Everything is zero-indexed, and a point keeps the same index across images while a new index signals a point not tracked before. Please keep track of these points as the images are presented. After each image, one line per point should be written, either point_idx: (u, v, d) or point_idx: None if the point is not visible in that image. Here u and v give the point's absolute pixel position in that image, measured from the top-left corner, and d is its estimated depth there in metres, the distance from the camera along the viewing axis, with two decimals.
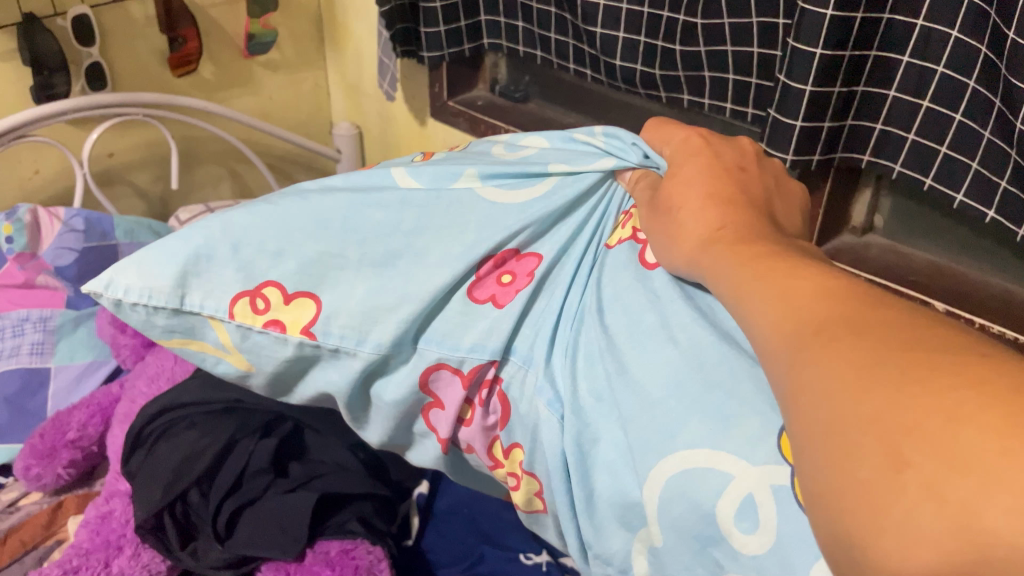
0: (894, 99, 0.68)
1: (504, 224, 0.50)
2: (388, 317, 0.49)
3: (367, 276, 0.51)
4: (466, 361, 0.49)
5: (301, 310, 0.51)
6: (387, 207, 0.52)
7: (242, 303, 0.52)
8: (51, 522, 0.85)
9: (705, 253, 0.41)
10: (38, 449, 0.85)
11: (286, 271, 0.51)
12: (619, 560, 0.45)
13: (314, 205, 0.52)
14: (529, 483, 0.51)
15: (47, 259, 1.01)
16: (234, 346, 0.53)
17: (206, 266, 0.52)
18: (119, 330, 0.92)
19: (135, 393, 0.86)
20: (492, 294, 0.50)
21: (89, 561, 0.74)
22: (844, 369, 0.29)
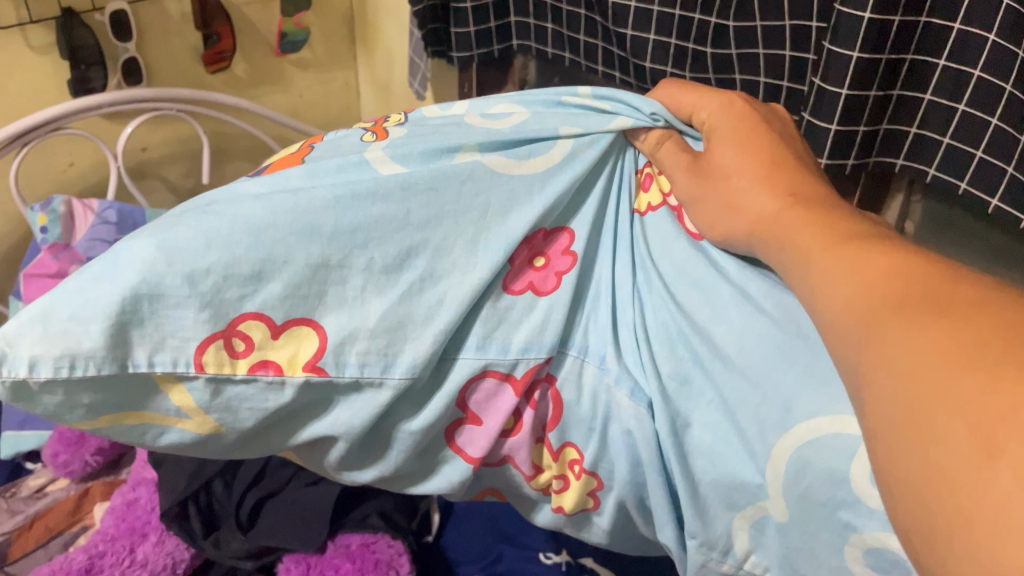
0: (930, 103, 0.68)
1: (540, 200, 0.49)
2: (421, 332, 0.46)
3: (381, 289, 0.47)
4: (519, 364, 0.47)
5: (301, 341, 0.46)
6: (388, 198, 0.47)
7: (213, 350, 0.44)
8: (77, 509, 0.85)
9: (774, 230, 0.41)
10: (67, 436, 0.87)
11: (272, 298, 0.45)
12: (722, 542, 0.44)
13: (291, 204, 0.46)
14: (586, 481, 0.49)
15: (81, 250, 1.00)
16: (198, 407, 0.45)
17: (152, 310, 0.43)
18: None
19: None
20: (529, 282, 0.49)
21: (115, 547, 0.75)
22: (933, 332, 0.28)
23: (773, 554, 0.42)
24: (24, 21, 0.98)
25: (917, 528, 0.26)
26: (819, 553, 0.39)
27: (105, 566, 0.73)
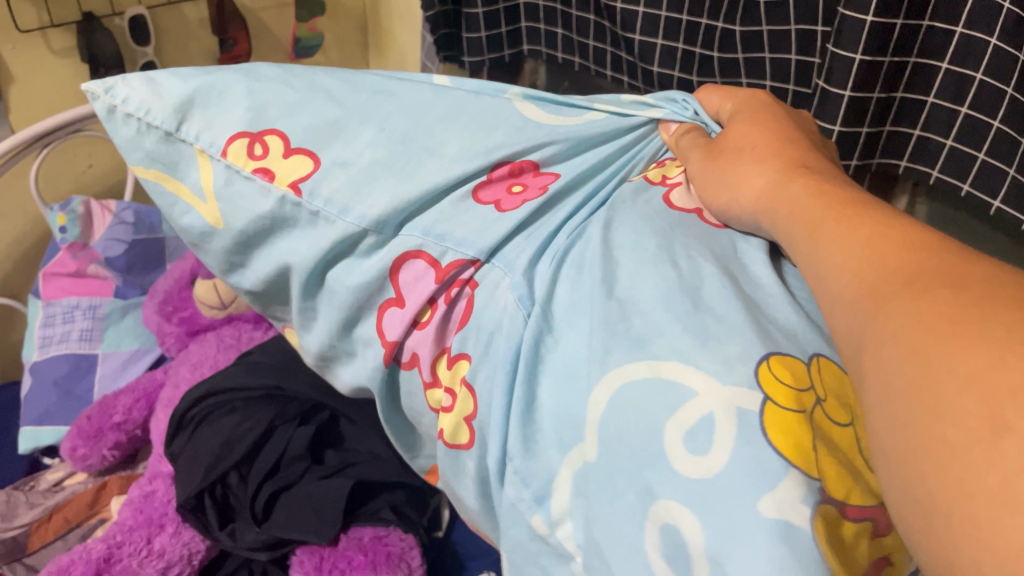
0: (933, 105, 0.69)
1: (534, 136, 0.50)
2: (381, 192, 0.48)
3: (378, 148, 0.49)
4: (449, 253, 0.46)
5: (295, 164, 0.50)
6: (422, 92, 0.53)
7: (239, 144, 0.51)
8: (96, 501, 0.87)
9: (777, 198, 0.40)
10: (85, 430, 0.89)
11: (295, 127, 0.51)
12: (540, 483, 0.41)
13: (353, 83, 0.53)
14: (464, 402, 0.46)
15: (98, 250, 1.04)
16: (214, 191, 0.52)
17: (215, 100, 0.52)
18: (165, 320, 0.95)
19: (179, 379, 0.89)
20: (496, 199, 0.47)
21: (133, 537, 0.77)
22: (948, 311, 0.28)
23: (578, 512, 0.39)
24: (45, 25, 1.00)
25: (918, 511, 0.25)
26: (617, 523, 0.36)
27: (124, 555, 0.75)
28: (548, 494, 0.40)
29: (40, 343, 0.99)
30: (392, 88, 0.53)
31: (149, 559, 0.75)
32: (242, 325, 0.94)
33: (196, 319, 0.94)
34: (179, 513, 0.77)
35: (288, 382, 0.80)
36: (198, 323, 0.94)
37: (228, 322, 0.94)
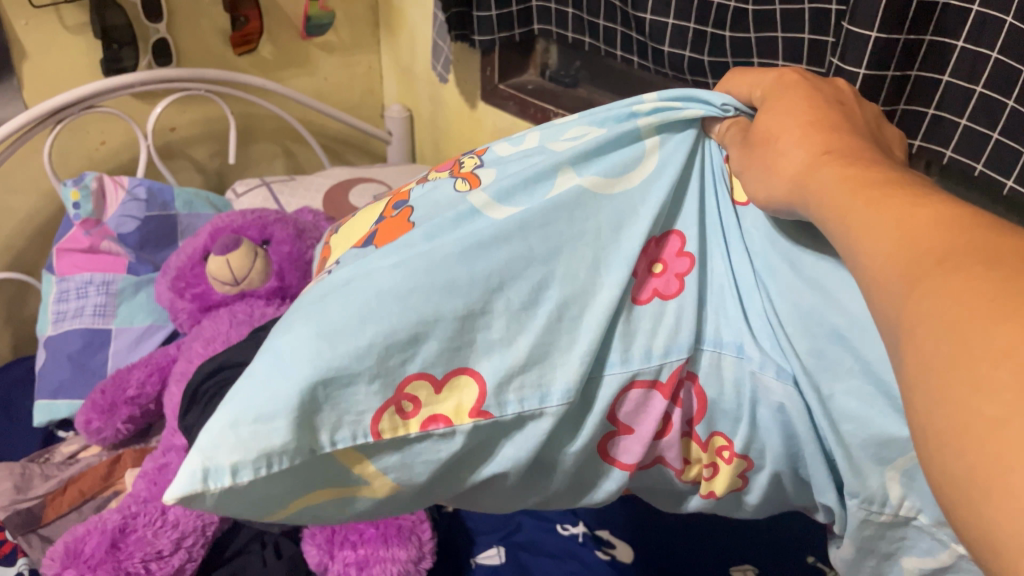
0: (948, 84, 0.69)
1: (639, 218, 0.48)
2: (567, 358, 0.44)
3: (523, 325, 0.44)
4: (665, 367, 0.46)
5: (466, 393, 0.43)
6: (509, 241, 0.46)
7: (385, 416, 0.42)
8: (110, 474, 0.88)
9: (810, 178, 0.40)
10: (99, 403, 0.90)
11: (431, 352, 0.43)
12: (879, 498, 0.43)
13: (425, 264, 0.45)
14: (736, 464, 0.48)
15: (111, 226, 1.04)
16: (382, 469, 0.43)
17: (329, 391, 0.41)
18: (177, 296, 0.96)
19: (192, 354, 0.90)
20: (653, 290, 0.47)
21: (147, 509, 0.77)
22: (977, 292, 0.27)
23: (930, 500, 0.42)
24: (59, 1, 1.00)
25: (952, 484, 0.25)
26: None
27: (138, 525, 0.76)
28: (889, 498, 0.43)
29: (54, 318, 1.00)
30: (471, 252, 0.45)
31: (164, 530, 0.75)
32: (254, 301, 0.95)
33: (208, 295, 0.95)
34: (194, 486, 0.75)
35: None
36: (211, 299, 0.95)
37: (241, 298, 0.95)
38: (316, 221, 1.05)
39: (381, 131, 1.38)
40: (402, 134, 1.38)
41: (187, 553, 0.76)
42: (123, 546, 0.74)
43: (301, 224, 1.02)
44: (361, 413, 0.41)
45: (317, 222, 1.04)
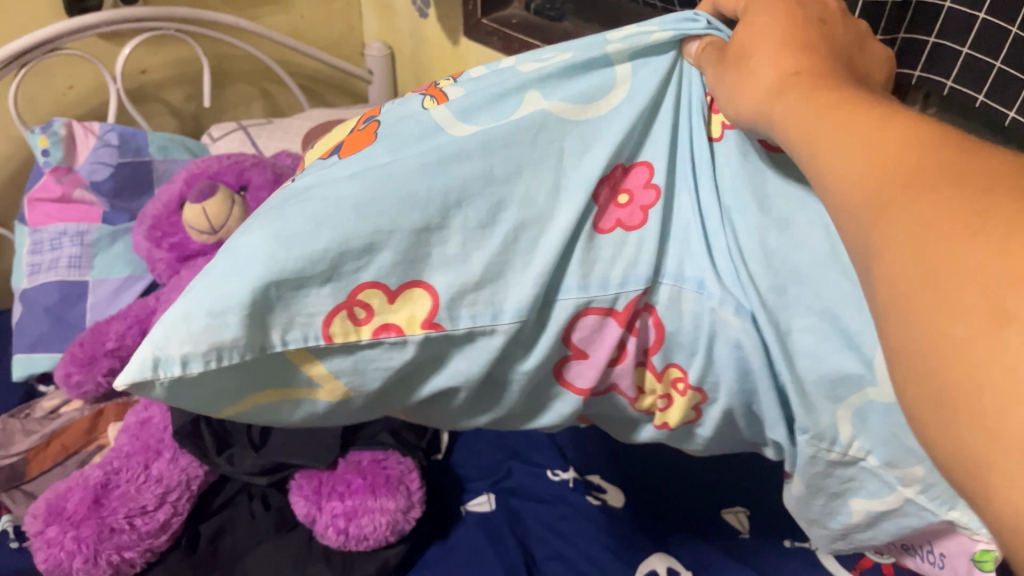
0: (950, 10, 0.65)
1: (598, 135, 0.43)
2: (522, 276, 0.41)
3: (480, 242, 0.41)
4: (621, 297, 0.42)
5: (421, 305, 0.40)
6: (467, 158, 0.41)
7: (337, 318, 0.40)
8: (93, 428, 0.86)
9: (777, 101, 0.36)
10: (78, 356, 0.88)
11: (385, 265, 0.40)
12: (828, 432, 0.42)
13: (390, 170, 0.41)
14: (691, 397, 0.45)
15: (84, 174, 1.01)
16: (329, 375, 0.41)
17: (292, 294, 0.39)
18: (154, 245, 0.93)
19: (171, 305, 0.88)
20: (617, 221, 0.43)
21: (130, 464, 0.76)
22: (945, 209, 0.24)
23: (880, 437, 0.41)
24: None
25: (927, 408, 0.23)
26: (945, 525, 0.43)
27: (121, 481, 0.74)
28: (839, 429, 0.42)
29: (29, 271, 0.98)
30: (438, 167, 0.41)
31: (147, 486, 0.74)
32: None
33: (186, 245, 0.92)
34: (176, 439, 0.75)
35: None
36: (188, 248, 0.92)
37: (220, 247, 0.92)
38: (295, 164, 1.02)
39: (362, 70, 1.34)
40: (384, 73, 1.34)
41: (171, 507, 0.75)
42: (106, 502, 0.73)
43: (278, 168, 0.99)
44: (314, 313, 0.39)
45: (295, 165, 1.01)
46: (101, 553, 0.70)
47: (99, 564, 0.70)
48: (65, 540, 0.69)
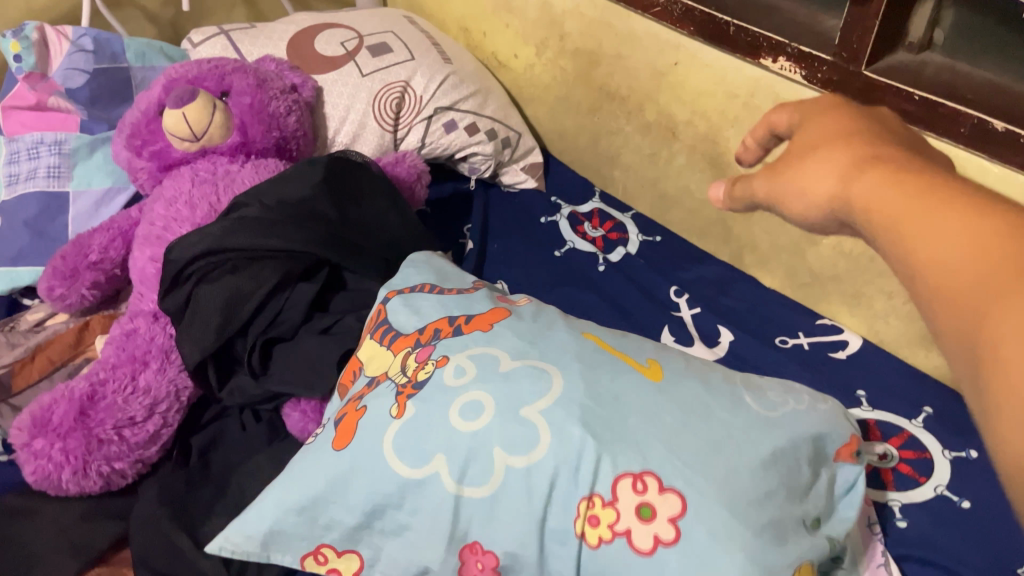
0: None
1: (457, 525, 0.52)
2: (397, 572, 0.55)
3: (383, 549, 0.55)
4: (466, 538, 0.53)
5: (346, 558, 0.56)
6: (366, 482, 0.55)
7: (309, 558, 0.57)
8: (79, 341, 0.85)
9: (853, 181, 0.36)
10: (60, 269, 0.85)
11: (334, 536, 0.56)
12: None
13: (335, 466, 0.56)
14: (595, 538, 0.50)
15: (58, 81, 0.98)
16: (305, 574, 0.58)
17: (281, 536, 0.56)
18: (135, 154, 0.90)
19: (154, 216, 0.85)
20: (476, 572, 0.53)
21: (116, 374, 0.75)
22: (890, 190, 0.34)
23: None
24: None
25: None
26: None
27: (108, 391, 0.73)
28: None
29: (7, 181, 0.96)
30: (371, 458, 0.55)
31: (135, 397, 0.74)
32: (217, 158, 0.89)
33: (167, 153, 0.88)
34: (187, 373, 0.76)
35: (299, 242, 0.77)
36: (171, 157, 0.89)
37: (203, 156, 0.89)
38: (279, 70, 0.98)
39: None
40: None
41: (161, 418, 0.74)
42: (93, 414, 0.71)
43: (262, 74, 0.94)
44: (291, 560, 0.57)
45: (279, 72, 0.97)
46: (91, 465, 0.69)
47: (89, 475, 0.69)
48: (54, 452, 0.69)
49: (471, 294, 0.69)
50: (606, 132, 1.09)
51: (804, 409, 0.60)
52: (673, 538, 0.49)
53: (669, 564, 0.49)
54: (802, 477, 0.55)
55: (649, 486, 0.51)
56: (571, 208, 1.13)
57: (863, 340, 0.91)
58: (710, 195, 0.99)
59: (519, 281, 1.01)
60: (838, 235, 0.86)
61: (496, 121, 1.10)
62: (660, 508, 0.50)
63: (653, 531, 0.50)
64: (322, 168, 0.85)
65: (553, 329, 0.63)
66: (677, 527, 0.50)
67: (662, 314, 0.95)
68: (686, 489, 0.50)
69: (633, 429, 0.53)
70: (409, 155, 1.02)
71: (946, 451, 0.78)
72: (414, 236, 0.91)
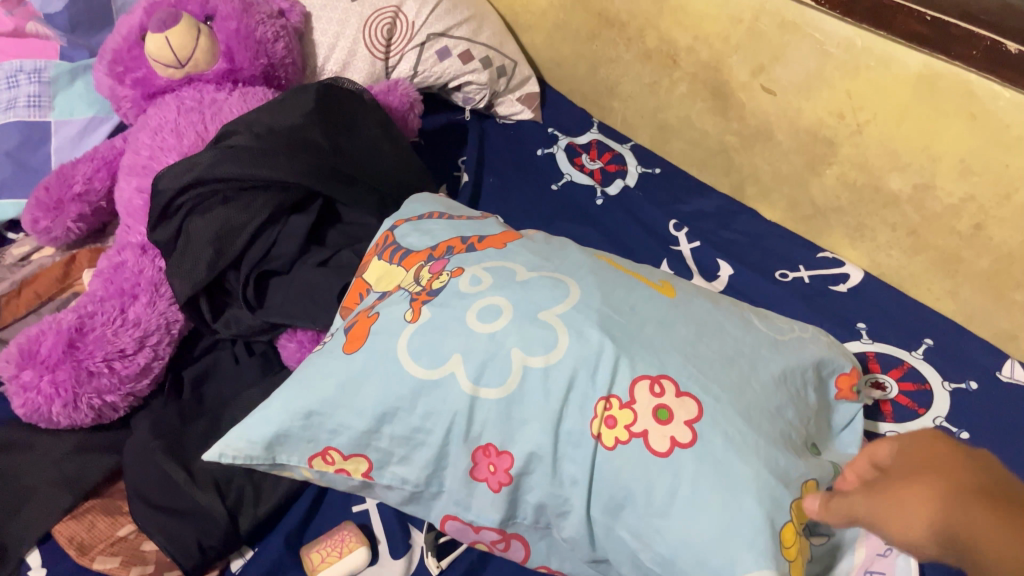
0: None
1: (476, 420, 0.54)
2: (412, 465, 0.57)
3: (396, 452, 0.57)
4: (481, 437, 0.55)
5: (354, 462, 0.58)
6: (379, 384, 0.56)
7: (316, 459, 0.59)
8: (66, 276, 0.83)
9: (965, 522, 0.40)
10: (44, 202, 0.83)
11: (342, 443, 0.57)
12: None
13: (345, 367, 0.57)
14: (601, 428, 0.53)
15: (36, 7, 0.96)
16: (313, 476, 0.61)
17: (286, 439, 0.58)
18: (117, 82, 0.87)
19: (139, 146, 0.82)
20: (486, 474, 0.55)
21: (105, 307, 0.74)
22: (997, 525, 0.40)
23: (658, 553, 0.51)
24: None
25: None
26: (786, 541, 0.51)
27: (96, 324, 0.72)
28: None
29: None
30: (391, 355, 0.57)
31: (125, 329, 0.72)
32: (203, 86, 0.86)
33: (151, 80, 0.86)
34: (180, 309, 0.74)
35: (290, 172, 0.74)
36: (154, 84, 0.86)
37: (188, 83, 0.86)
38: None
39: None
40: None
41: (152, 350, 0.73)
42: (82, 346, 0.70)
43: None
44: (296, 463, 0.59)
45: None
46: (81, 397, 0.68)
47: (80, 408, 0.68)
48: (42, 384, 0.67)
49: (482, 221, 0.72)
50: (605, 60, 1.06)
51: (807, 338, 0.65)
52: (689, 441, 0.51)
53: (685, 466, 0.51)
54: (807, 400, 0.60)
55: (666, 390, 0.53)
56: (569, 140, 1.10)
57: (865, 273, 0.89)
58: (711, 125, 0.96)
59: (515, 215, 0.99)
60: (843, 165, 0.84)
61: (490, 48, 1.07)
62: (677, 412, 0.53)
63: (669, 435, 0.52)
64: (313, 96, 0.82)
65: (567, 250, 0.66)
66: (692, 431, 0.52)
67: (662, 247, 0.93)
68: (703, 396, 0.53)
69: (649, 336, 0.56)
70: (409, 92, 0.99)
71: (945, 383, 0.77)
72: (409, 168, 0.89)
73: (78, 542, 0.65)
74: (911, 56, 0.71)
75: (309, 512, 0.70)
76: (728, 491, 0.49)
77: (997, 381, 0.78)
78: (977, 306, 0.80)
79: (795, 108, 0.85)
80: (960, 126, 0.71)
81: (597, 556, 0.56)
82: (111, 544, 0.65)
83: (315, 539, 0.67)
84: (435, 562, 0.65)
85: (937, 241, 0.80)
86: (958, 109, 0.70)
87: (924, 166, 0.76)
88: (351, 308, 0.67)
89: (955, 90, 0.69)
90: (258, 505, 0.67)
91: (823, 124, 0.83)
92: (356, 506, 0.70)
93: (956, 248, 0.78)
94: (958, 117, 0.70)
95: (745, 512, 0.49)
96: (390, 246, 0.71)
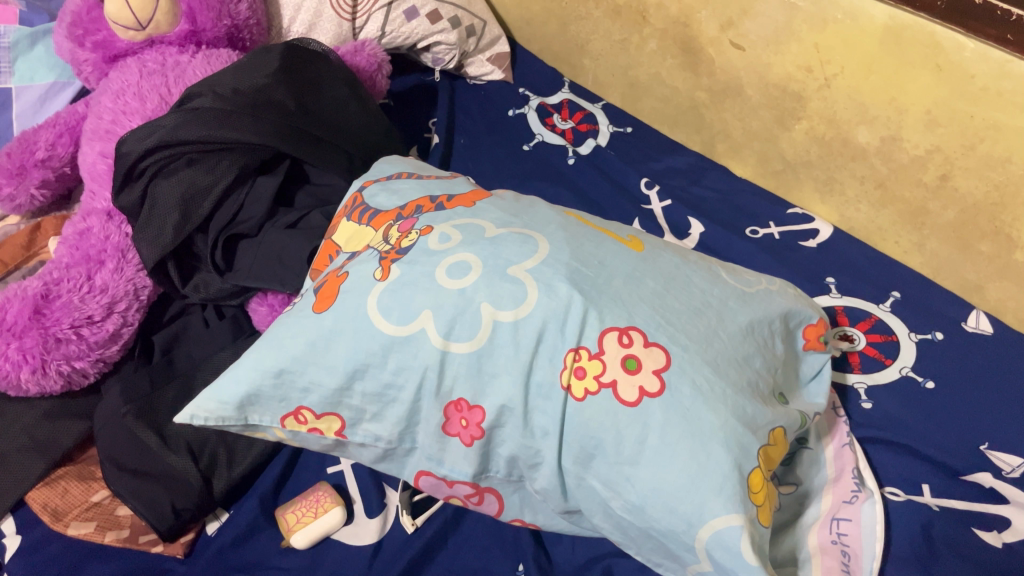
0: None
1: (449, 376, 0.55)
2: (386, 421, 0.57)
3: (370, 409, 0.57)
4: (454, 391, 0.55)
5: (326, 422, 0.58)
6: (350, 342, 0.56)
7: (290, 418, 0.59)
8: (32, 243, 0.82)
9: None
10: (7, 167, 0.82)
11: (314, 402, 0.57)
12: (626, 540, 0.55)
13: (316, 324, 0.57)
14: (571, 377, 0.53)
15: None
16: (286, 436, 0.61)
17: (259, 398, 0.58)
18: (78, 45, 0.86)
19: (101, 110, 0.81)
20: (458, 429, 0.55)
21: (71, 274, 0.73)
22: None
23: (628, 501, 0.52)
24: None
25: None
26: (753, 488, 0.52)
27: (62, 292, 0.71)
28: (629, 546, 0.55)
29: None
30: (362, 314, 0.57)
31: (92, 295, 0.72)
32: (166, 49, 0.85)
33: (111, 43, 0.84)
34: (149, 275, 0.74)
35: (255, 132, 0.73)
36: (115, 47, 0.85)
37: (150, 46, 0.85)
38: None
39: None
40: None
41: (120, 317, 0.73)
42: (48, 313, 0.69)
43: None
44: (270, 423, 0.59)
45: None
46: (50, 363, 0.68)
47: (49, 374, 0.68)
48: (9, 351, 0.66)
49: (450, 181, 0.72)
50: (576, 17, 1.05)
51: (775, 290, 0.66)
52: (658, 390, 0.52)
53: (654, 415, 0.51)
54: (776, 350, 0.61)
55: (634, 340, 0.54)
56: (540, 100, 1.09)
57: (834, 228, 0.90)
58: (682, 82, 0.96)
59: (487, 175, 0.99)
60: (812, 119, 0.84)
61: (459, 8, 1.07)
62: (645, 361, 0.53)
63: (638, 384, 0.52)
64: (276, 56, 0.81)
65: (536, 207, 0.66)
66: (661, 380, 0.52)
67: (634, 205, 0.93)
68: (670, 346, 0.54)
69: (618, 289, 0.56)
70: (376, 49, 0.98)
71: (912, 334, 0.78)
72: (375, 129, 0.88)
73: (52, 508, 0.66)
74: (877, 8, 0.71)
75: (283, 475, 0.70)
76: (696, 439, 0.50)
77: (962, 331, 0.79)
78: (944, 257, 0.81)
79: (765, 62, 0.84)
80: (927, 77, 0.70)
81: (570, 507, 0.57)
82: (85, 509, 0.66)
83: (291, 500, 0.67)
84: (409, 519, 0.65)
85: (905, 194, 0.80)
86: (926, 60, 0.70)
87: (891, 118, 0.76)
88: (321, 269, 0.67)
89: (922, 41, 0.69)
90: (232, 467, 0.67)
91: (792, 78, 0.83)
92: (331, 467, 0.71)
93: (923, 200, 0.79)
94: (925, 68, 0.70)
95: (715, 458, 0.49)
96: (360, 205, 0.70)
